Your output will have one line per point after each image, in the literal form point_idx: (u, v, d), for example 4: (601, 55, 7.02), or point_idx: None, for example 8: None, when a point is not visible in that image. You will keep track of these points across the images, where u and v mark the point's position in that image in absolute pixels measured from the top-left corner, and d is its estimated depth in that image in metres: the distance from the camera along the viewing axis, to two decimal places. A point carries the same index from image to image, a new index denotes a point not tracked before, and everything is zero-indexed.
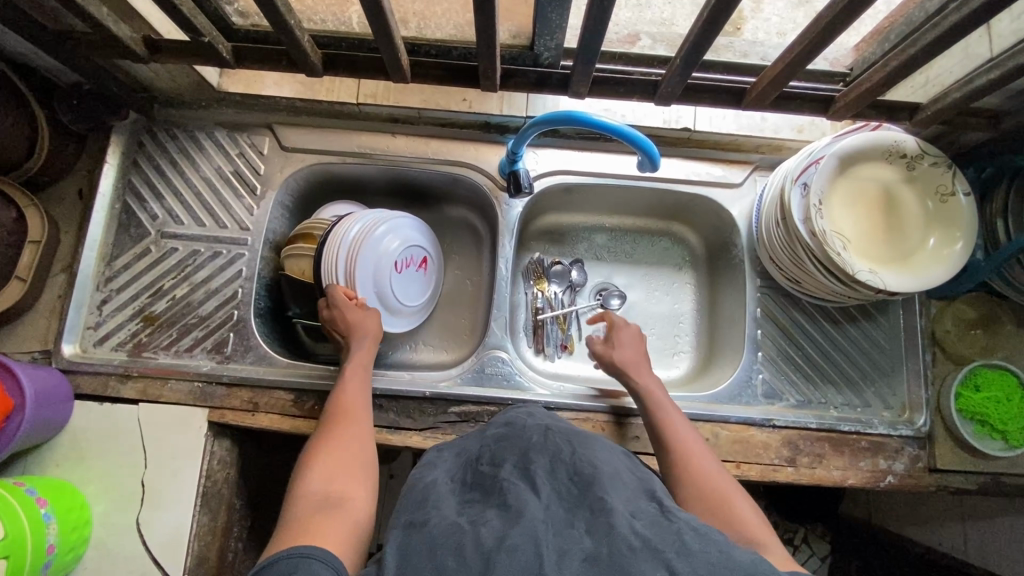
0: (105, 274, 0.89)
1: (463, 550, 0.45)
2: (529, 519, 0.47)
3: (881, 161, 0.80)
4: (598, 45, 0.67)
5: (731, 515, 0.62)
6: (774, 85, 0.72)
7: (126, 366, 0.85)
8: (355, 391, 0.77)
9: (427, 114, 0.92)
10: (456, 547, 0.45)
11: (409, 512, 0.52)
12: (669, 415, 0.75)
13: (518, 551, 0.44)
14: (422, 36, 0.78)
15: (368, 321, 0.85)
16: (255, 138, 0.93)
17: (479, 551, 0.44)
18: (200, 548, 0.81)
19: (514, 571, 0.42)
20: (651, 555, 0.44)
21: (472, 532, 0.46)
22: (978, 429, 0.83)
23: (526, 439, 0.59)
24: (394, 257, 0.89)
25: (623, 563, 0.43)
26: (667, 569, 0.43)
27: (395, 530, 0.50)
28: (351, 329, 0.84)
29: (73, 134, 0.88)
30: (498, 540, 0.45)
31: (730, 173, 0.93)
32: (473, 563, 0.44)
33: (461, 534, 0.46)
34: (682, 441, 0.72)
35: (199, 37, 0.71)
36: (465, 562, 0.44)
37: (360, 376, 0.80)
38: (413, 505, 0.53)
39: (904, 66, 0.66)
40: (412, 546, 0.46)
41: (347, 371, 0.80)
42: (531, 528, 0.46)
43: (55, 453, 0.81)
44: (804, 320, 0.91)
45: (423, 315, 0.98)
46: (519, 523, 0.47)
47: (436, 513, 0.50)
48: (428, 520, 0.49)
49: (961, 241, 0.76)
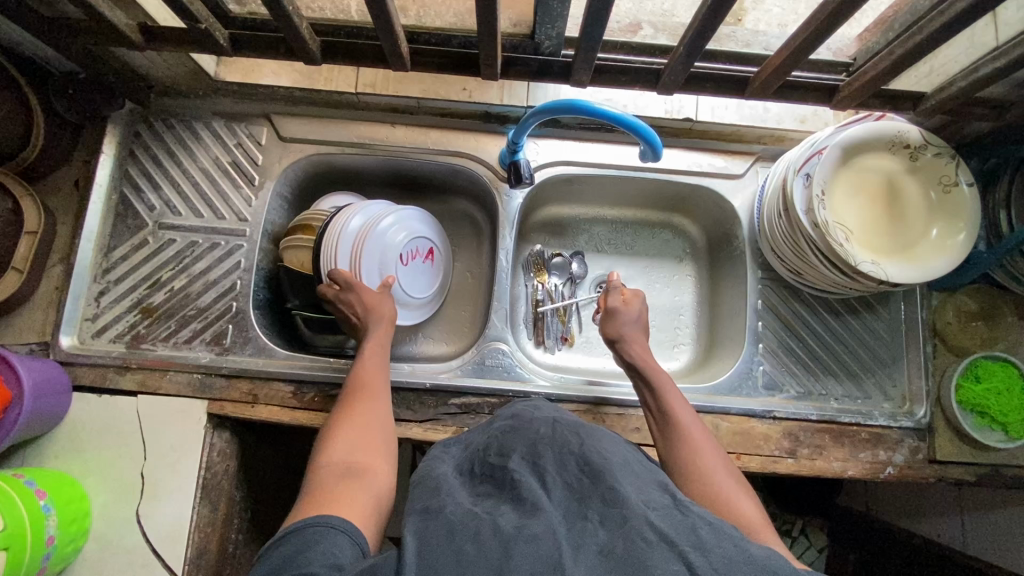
0: (103, 265, 0.88)
1: (480, 538, 0.44)
2: (543, 513, 0.47)
3: (884, 152, 0.80)
4: (601, 33, 0.66)
5: (728, 503, 0.60)
6: (778, 74, 0.71)
7: (124, 358, 0.84)
8: (376, 374, 0.75)
9: (426, 103, 0.91)
10: (473, 535, 0.45)
11: (425, 499, 0.52)
12: (670, 395, 0.73)
13: (536, 542, 0.44)
14: (421, 23, 0.79)
15: (383, 305, 0.83)
16: (253, 127, 0.92)
17: (496, 541, 0.44)
18: (200, 540, 0.80)
19: (530, 563, 0.42)
20: (666, 547, 0.44)
21: (488, 521, 0.46)
22: (978, 420, 0.83)
23: (533, 431, 0.59)
24: (399, 249, 0.89)
25: (640, 555, 0.43)
26: (683, 563, 0.43)
27: (410, 515, 0.49)
28: (365, 310, 0.82)
29: (69, 123, 0.87)
30: (514, 532, 0.45)
31: (733, 163, 0.92)
32: (491, 551, 0.43)
33: (477, 522, 0.46)
34: (684, 423, 0.70)
35: (195, 24, 0.70)
36: (482, 551, 0.43)
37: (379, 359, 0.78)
38: (428, 492, 0.53)
39: (911, 53, 0.65)
40: (429, 531, 0.46)
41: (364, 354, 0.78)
42: (545, 520, 0.46)
43: (54, 445, 0.81)
44: (806, 312, 0.91)
45: (424, 314, 0.96)
46: (534, 516, 0.46)
47: (450, 501, 0.50)
48: (443, 507, 0.49)
49: (963, 232, 0.76)
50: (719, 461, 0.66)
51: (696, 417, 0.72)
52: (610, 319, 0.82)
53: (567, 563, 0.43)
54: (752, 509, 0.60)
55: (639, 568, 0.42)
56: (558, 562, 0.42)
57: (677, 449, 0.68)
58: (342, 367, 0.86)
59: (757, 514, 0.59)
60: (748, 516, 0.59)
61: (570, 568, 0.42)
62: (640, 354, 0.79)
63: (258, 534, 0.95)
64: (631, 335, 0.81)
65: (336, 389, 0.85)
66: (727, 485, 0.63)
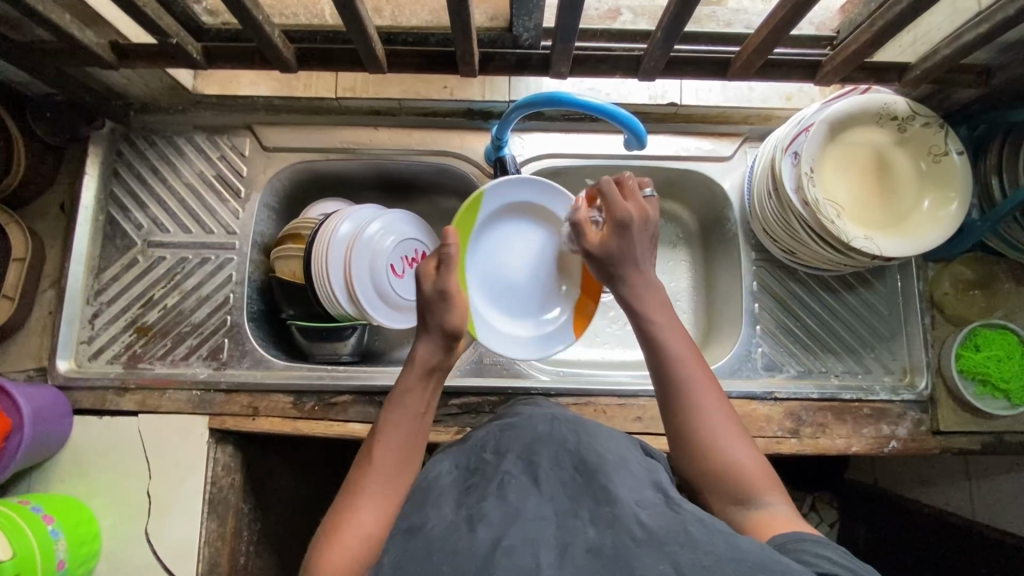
0: (95, 287, 0.88)
1: (459, 548, 0.45)
2: (526, 521, 0.47)
3: (871, 126, 0.79)
4: (577, 23, 0.65)
5: (720, 452, 0.56)
6: (759, 52, 0.70)
7: (123, 379, 0.84)
8: (408, 430, 0.61)
9: (408, 104, 0.90)
10: (456, 541, 0.46)
11: (408, 517, 0.52)
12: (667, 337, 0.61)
13: (515, 552, 0.44)
14: (396, 23, 0.78)
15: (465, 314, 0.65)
16: (235, 139, 0.92)
17: (478, 553, 0.44)
18: (211, 554, 0.81)
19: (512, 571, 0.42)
20: (653, 547, 0.43)
21: (468, 533, 0.47)
22: (980, 389, 0.82)
23: (532, 428, 0.62)
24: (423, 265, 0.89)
25: (626, 555, 0.43)
26: (669, 560, 0.42)
27: (395, 536, 0.50)
28: (444, 325, 0.64)
29: (50, 147, 0.87)
30: (494, 544, 0.45)
31: (720, 146, 0.91)
32: (473, 557, 0.44)
33: (457, 538, 0.46)
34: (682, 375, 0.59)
35: (166, 39, 0.69)
36: (463, 560, 0.44)
37: (425, 400, 0.64)
38: (414, 507, 0.54)
39: (892, 23, 0.64)
40: (412, 548, 0.47)
41: (408, 385, 0.63)
42: (530, 529, 0.47)
43: (58, 470, 0.81)
44: (802, 291, 0.90)
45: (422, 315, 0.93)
46: (519, 521, 0.47)
47: (433, 514, 0.51)
48: (426, 523, 0.50)
49: (956, 202, 0.75)
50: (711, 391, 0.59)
51: (686, 338, 0.62)
52: (602, 262, 0.66)
53: (548, 569, 0.43)
54: (751, 459, 0.56)
55: (624, 568, 0.42)
56: (541, 566, 0.43)
57: (671, 381, 0.59)
58: (342, 374, 0.86)
59: (757, 467, 0.55)
60: (744, 467, 0.55)
61: (552, 570, 0.42)
62: (640, 300, 0.64)
63: (269, 545, 0.95)
64: (643, 287, 0.64)
65: (335, 397, 0.85)
66: (723, 422, 0.58)
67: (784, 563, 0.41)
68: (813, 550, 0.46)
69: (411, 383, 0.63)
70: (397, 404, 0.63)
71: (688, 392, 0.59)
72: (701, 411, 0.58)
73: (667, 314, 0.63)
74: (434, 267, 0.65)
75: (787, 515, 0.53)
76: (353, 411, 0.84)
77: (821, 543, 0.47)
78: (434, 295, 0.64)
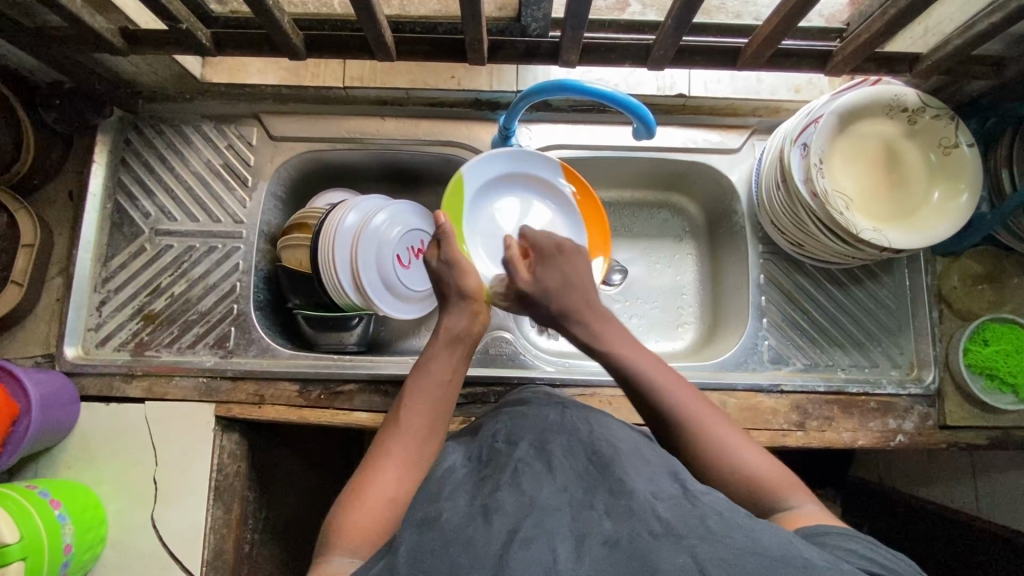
0: (102, 274, 0.88)
1: (475, 539, 0.45)
2: (541, 513, 0.47)
3: (882, 117, 0.78)
4: (586, 11, 0.65)
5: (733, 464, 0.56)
6: (770, 41, 0.69)
7: (129, 366, 0.84)
8: (434, 397, 0.63)
9: (415, 95, 0.90)
10: (471, 533, 0.45)
11: (423, 508, 0.51)
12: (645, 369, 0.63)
13: (532, 544, 0.43)
14: (405, 12, 0.77)
15: (475, 278, 0.71)
16: (243, 128, 0.92)
17: (493, 547, 0.44)
18: (216, 542, 0.81)
19: (529, 564, 0.42)
20: (671, 542, 0.43)
21: (484, 523, 0.46)
22: (988, 383, 0.82)
23: (544, 419, 0.62)
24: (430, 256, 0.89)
25: (644, 549, 0.43)
26: (688, 554, 0.41)
27: (409, 527, 0.49)
28: (460, 292, 0.70)
29: (59, 133, 0.87)
30: (511, 536, 0.44)
31: (728, 138, 0.91)
32: (490, 549, 0.44)
33: (472, 529, 0.46)
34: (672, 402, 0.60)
35: (176, 24, 0.69)
36: (480, 552, 0.43)
37: (451, 365, 0.65)
38: (426, 499, 0.53)
39: (905, 11, 0.63)
40: (425, 540, 0.45)
41: (435, 353, 0.66)
42: (546, 520, 0.46)
43: (66, 456, 0.81)
44: (810, 285, 0.90)
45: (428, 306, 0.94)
46: (534, 512, 0.47)
47: (447, 507, 0.50)
48: (440, 515, 0.49)
49: (966, 193, 0.75)
50: (705, 409, 0.60)
51: (658, 364, 0.64)
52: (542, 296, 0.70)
53: (566, 563, 0.42)
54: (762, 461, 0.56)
55: (644, 562, 0.42)
56: (558, 560, 0.42)
57: (662, 409, 0.60)
58: (348, 363, 0.86)
59: (772, 468, 0.55)
60: (762, 474, 0.55)
61: (569, 564, 0.42)
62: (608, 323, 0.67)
63: (272, 533, 0.95)
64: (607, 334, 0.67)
65: (341, 385, 0.85)
66: (726, 438, 0.58)
67: (804, 558, 0.41)
68: (840, 545, 0.46)
69: (436, 351, 0.66)
70: (424, 370, 0.65)
71: (682, 417, 0.59)
72: (702, 431, 0.58)
73: (631, 348, 0.66)
74: (436, 248, 0.72)
75: (817, 510, 0.52)
76: (359, 400, 0.84)
77: (846, 536, 0.47)
78: (442, 266, 0.71)
